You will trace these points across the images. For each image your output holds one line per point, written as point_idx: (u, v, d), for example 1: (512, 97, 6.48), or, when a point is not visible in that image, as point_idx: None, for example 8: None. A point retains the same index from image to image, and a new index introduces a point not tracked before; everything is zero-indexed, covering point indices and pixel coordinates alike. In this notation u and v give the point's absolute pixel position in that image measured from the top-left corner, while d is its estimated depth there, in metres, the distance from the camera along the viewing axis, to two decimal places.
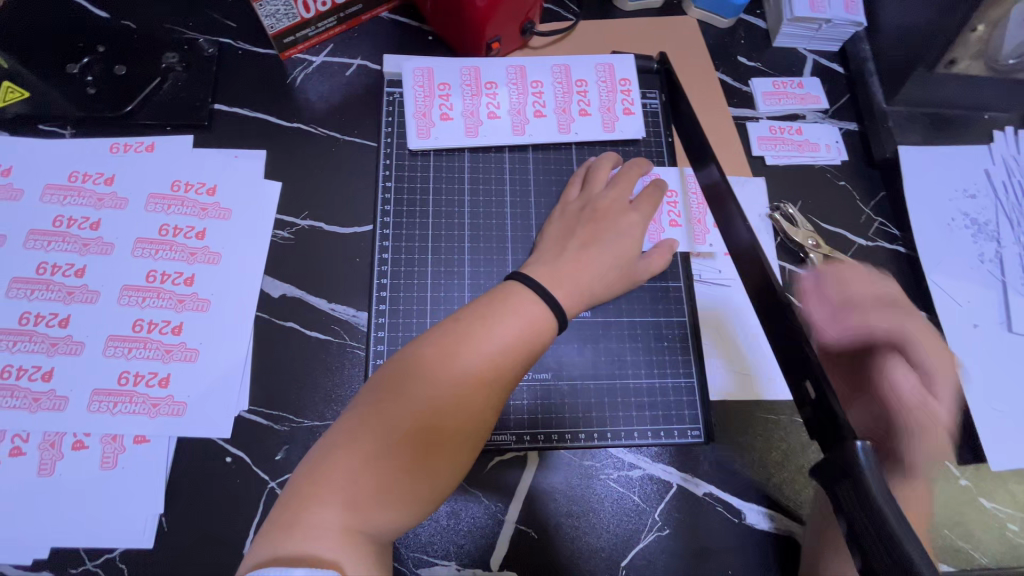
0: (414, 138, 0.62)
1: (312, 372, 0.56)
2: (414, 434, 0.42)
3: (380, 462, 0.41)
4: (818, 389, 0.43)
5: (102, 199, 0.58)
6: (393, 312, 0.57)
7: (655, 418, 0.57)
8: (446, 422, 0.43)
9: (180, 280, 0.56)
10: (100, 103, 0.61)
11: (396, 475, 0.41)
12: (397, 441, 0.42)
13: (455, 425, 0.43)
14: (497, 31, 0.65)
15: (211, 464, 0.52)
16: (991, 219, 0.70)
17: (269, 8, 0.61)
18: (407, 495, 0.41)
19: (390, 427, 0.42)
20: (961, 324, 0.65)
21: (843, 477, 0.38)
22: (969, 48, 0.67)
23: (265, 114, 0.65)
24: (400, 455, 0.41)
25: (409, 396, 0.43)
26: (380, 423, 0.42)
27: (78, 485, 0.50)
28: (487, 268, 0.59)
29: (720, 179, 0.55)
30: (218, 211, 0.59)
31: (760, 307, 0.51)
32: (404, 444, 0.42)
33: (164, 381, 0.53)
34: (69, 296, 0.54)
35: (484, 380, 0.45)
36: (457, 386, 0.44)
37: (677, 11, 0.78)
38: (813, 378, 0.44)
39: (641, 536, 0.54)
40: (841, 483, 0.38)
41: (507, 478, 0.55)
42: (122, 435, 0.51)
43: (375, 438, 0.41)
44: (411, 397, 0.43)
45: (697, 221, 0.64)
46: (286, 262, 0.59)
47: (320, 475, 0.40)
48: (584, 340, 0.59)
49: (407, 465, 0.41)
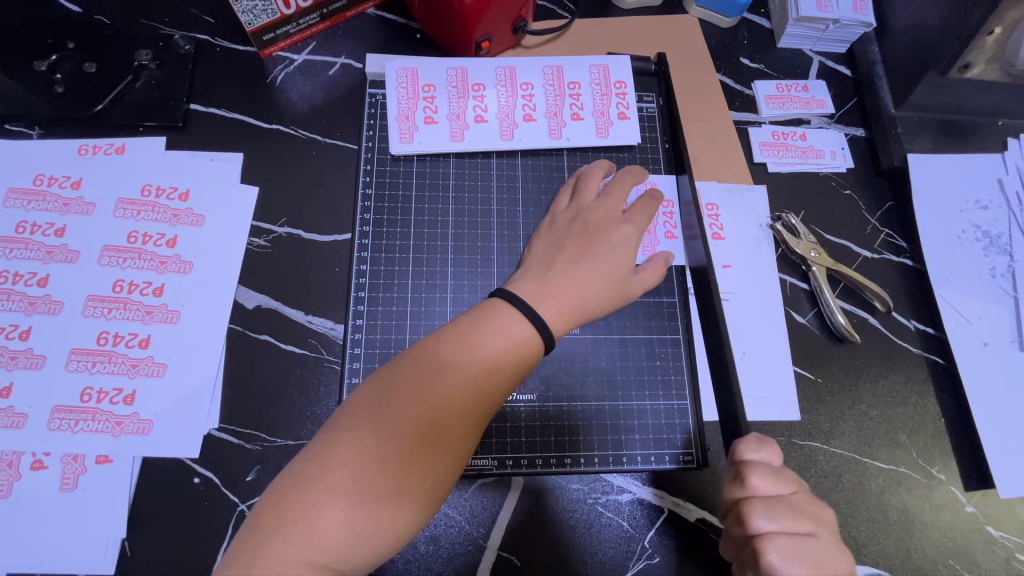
0: (396, 143, 0.59)
1: (286, 389, 0.53)
2: (388, 460, 0.39)
3: (351, 490, 0.38)
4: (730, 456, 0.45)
5: (68, 204, 0.55)
6: (372, 326, 0.54)
7: (645, 440, 0.55)
8: (425, 446, 0.41)
9: (149, 290, 0.54)
10: (69, 103, 0.59)
11: (369, 505, 0.38)
12: (371, 467, 0.39)
13: (432, 451, 0.41)
14: (487, 29, 0.62)
15: (178, 485, 0.50)
16: (1003, 231, 0.66)
17: (246, 3, 0.58)
18: (380, 526, 0.38)
19: (363, 453, 0.39)
20: (970, 343, 0.62)
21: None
22: (985, 51, 0.63)
23: (242, 115, 0.62)
24: (373, 483, 0.39)
25: (385, 418, 0.40)
26: (353, 447, 0.39)
27: (35, 508, 0.47)
28: (472, 281, 0.57)
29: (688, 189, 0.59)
30: (190, 217, 0.56)
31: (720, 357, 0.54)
32: (378, 471, 0.39)
33: (128, 398, 0.50)
34: (31, 306, 0.52)
35: (466, 401, 0.42)
36: (436, 408, 0.41)
37: (677, 9, 0.74)
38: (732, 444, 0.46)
39: (629, 564, 0.51)
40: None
41: (488, 503, 0.52)
42: (83, 455, 0.49)
43: (346, 463, 0.39)
44: (388, 419, 0.40)
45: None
46: (261, 272, 0.56)
47: (287, 504, 0.38)
48: (573, 357, 0.56)
49: (381, 493, 0.39)
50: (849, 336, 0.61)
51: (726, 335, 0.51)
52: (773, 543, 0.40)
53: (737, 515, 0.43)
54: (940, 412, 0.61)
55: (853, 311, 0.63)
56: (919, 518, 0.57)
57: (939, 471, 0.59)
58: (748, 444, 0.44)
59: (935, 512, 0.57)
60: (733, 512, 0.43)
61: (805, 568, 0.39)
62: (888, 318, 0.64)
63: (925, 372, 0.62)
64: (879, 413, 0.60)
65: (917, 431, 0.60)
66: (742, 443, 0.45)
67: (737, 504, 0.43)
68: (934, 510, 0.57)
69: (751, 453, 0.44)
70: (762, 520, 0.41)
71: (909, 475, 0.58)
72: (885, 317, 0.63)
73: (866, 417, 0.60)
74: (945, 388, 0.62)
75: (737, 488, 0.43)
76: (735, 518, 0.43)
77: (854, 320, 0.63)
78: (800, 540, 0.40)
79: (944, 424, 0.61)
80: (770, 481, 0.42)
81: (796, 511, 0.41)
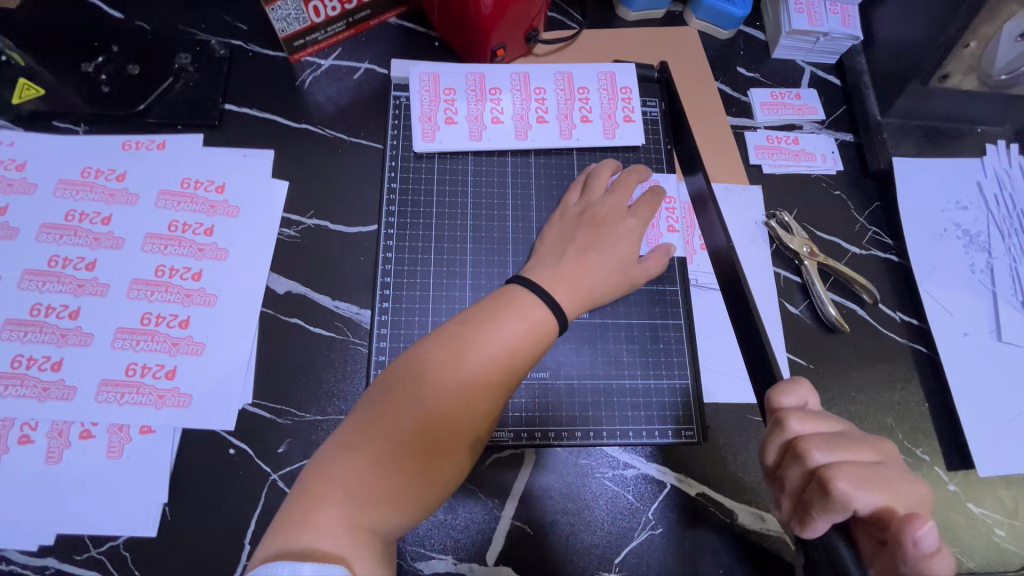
0: (419, 141, 0.63)
1: (315, 368, 0.57)
2: (418, 434, 0.43)
3: (386, 461, 0.42)
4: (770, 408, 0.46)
5: (113, 195, 0.59)
6: (396, 310, 0.58)
7: (649, 418, 0.59)
8: (450, 422, 0.45)
9: (188, 274, 0.58)
10: (114, 102, 0.63)
11: (402, 474, 0.42)
12: (405, 439, 0.43)
13: (460, 425, 0.45)
14: (502, 38, 0.67)
15: (215, 455, 0.53)
16: (982, 230, 0.71)
17: (281, 12, 0.62)
18: (412, 492, 0.42)
19: (394, 427, 0.43)
20: (952, 333, 0.66)
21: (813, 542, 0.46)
22: (963, 62, 0.69)
23: (273, 115, 0.66)
24: (405, 455, 0.43)
25: (414, 396, 0.44)
26: (385, 422, 0.43)
27: (84, 473, 0.51)
28: (488, 269, 0.61)
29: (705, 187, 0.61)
30: (227, 209, 0.61)
31: (745, 344, 0.57)
32: (409, 443, 0.43)
33: (170, 373, 0.54)
34: (79, 288, 0.56)
35: (489, 380, 0.46)
36: (460, 387, 0.45)
37: (678, 21, 0.79)
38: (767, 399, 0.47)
39: (635, 534, 0.55)
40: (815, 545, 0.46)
41: (503, 475, 0.56)
42: (128, 425, 0.52)
43: (381, 436, 0.43)
44: (417, 397, 0.44)
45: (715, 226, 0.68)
46: (292, 260, 0.60)
47: (329, 472, 0.41)
48: (582, 341, 0.60)
49: (412, 462, 0.43)
50: (840, 326, 0.65)
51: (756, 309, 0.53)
52: (842, 472, 0.40)
53: (791, 455, 0.43)
54: (924, 398, 0.65)
55: (842, 303, 0.68)
56: None
57: (924, 452, 0.63)
58: (781, 390, 0.46)
59: None
60: (788, 456, 0.43)
61: (875, 492, 0.39)
62: (875, 309, 0.68)
63: (910, 360, 0.66)
64: (867, 398, 0.64)
65: (902, 415, 0.64)
66: (777, 389, 0.46)
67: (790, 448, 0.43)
68: None
69: (787, 397, 0.46)
70: (819, 453, 0.42)
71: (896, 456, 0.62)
72: (873, 309, 0.68)
73: (855, 401, 0.64)
74: (928, 375, 0.66)
75: (782, 431, 0.44)
76: (793, 459, 0.43)
77: (843, 311, 0.67)
78: (865, 468, 0.41)
79: (928, 409, 0.65)
80: (811, 420, 0.44)
81: (846, 442, 0.43)
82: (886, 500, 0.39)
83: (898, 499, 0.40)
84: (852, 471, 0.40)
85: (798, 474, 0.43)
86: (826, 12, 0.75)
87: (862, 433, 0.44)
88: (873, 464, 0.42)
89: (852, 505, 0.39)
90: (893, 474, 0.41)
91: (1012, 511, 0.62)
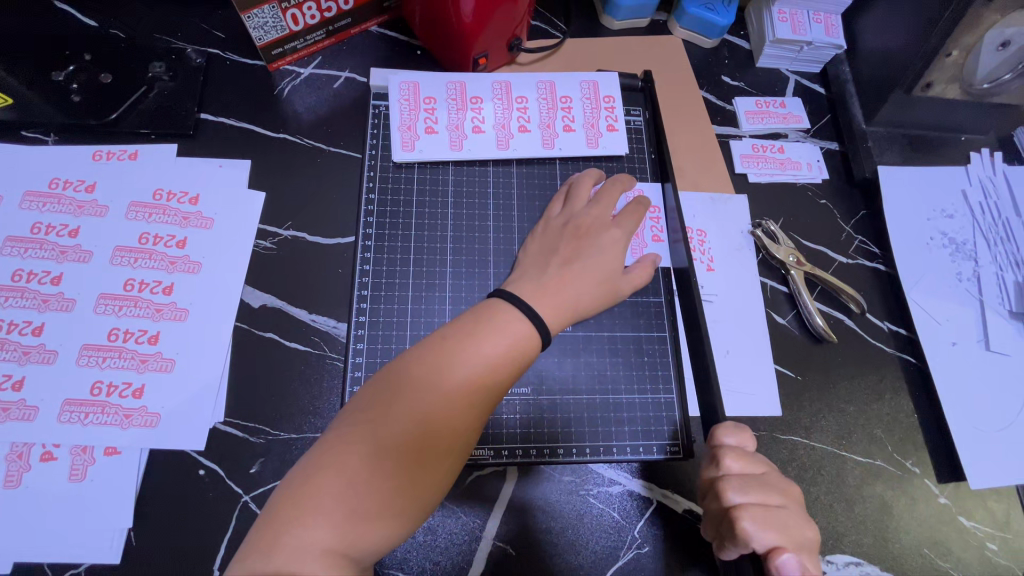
0: (399, 151, 0.62)
1: (290, 384, 0.55)
2: (398, 452, 0.42)
3: (364, 480, 0.40)
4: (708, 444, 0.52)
5: (82, 206, 0.57)
6: (373, 323, 0.57)
7: (634, 433, 0.57)
8: (431, 439, 0.43)
9: (159, 289, 0.56)
10: (85, 111, 0.61)
11: (381, 493, 0.40)
12: (383, 457, 0.41)
13: (440, 442, 0.43)
14: (485, 47, 0.66)
15: (183, 477, 0.51)
16: (967, 238, 0.71)
17: (257, 20, 0.61)
18: (391, 513, 0.41)
19: (372, 446, 0.41)
20: (940, 343, 0.65)
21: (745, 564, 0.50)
22: (945, 71, 0.69)
23: (250, 124, 0.65)
24: (384, 475, 0.41)
25: (394, 412, 0.43)
26: (362, 441, 0.41)
27: (44, 497, 0.49)
28: (469, 281, 0.60)
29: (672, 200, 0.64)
30: (200, 220, 0.59)
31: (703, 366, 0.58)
32: (389, 462, 0.41)
33: (137, 392, 0.52)
34: (44, 304, 0.54)
35: (471, 394, 0.45)
36: (442, 403, 0.44)
37: (662, 30, 0.79)
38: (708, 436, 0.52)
39: (621, 553, 0.54)
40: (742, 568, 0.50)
41: (485, 494, 0.54)
42: (92, 447, 0.50)
43: (358, 454, 0.41)
44: (397, 413, 0.43)
45: (704, 254, 0.67)
46: (267, 273, 0.59)
47: (304, 494, 0.39)
48: (565, 354, 0.59)
49: (392, 482, 0.41)
50: (827, 336, 0.64)
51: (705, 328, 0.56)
52: (747, 513, 0.46)
53: (713, 490, 0.49)
54: (913, 409, 0.64)
55: (830, 313, 0.67)
56: (896, 510, 0.60)
57: (914, 464, 0.62)
58: (724, 430, 0.50)
59: (910, 504, 0.60)
60: (710, 490, 0.49)
61: (773, 533, 0.46)
62: (863, 319, 0.67)
63: (898, 370, 0.66)
64: (855, 409, 0.63)
65: (891, 427, 0.63)
66: (719, 428, 0.51)
67: (713, 483, 0.49)
68: (909, 502, 0.60)
69: (726, 436, 0.50)
70: (735, 493, 0.47)
71: (885, 468, 0.61)
72: (861, 319, 0.67)
73: (843, 412, 0.63)
74: (917, 386, 0.65)
75: (713, 469, 0.49)
76: (713, 495, 0.49)
77: (831, 321, 0.67)
78: (770, 511, 0.47)
79: (917, 420, 0.64)
80: (739, 462, 0.49)
81: (763, 483, 0.48)
82: (781, 540, 0.46)
83: (791, 541, 0.46)
84: (756, 514, 0.46)
85: (716, 508, 0.49)
86: (810, 21, 0.75)
87: (777, 476, 0.50)
88: (777, 506, 0.47)
89: (752, 542, 0.45)
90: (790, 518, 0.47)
91: (1003, 523, 0.61)
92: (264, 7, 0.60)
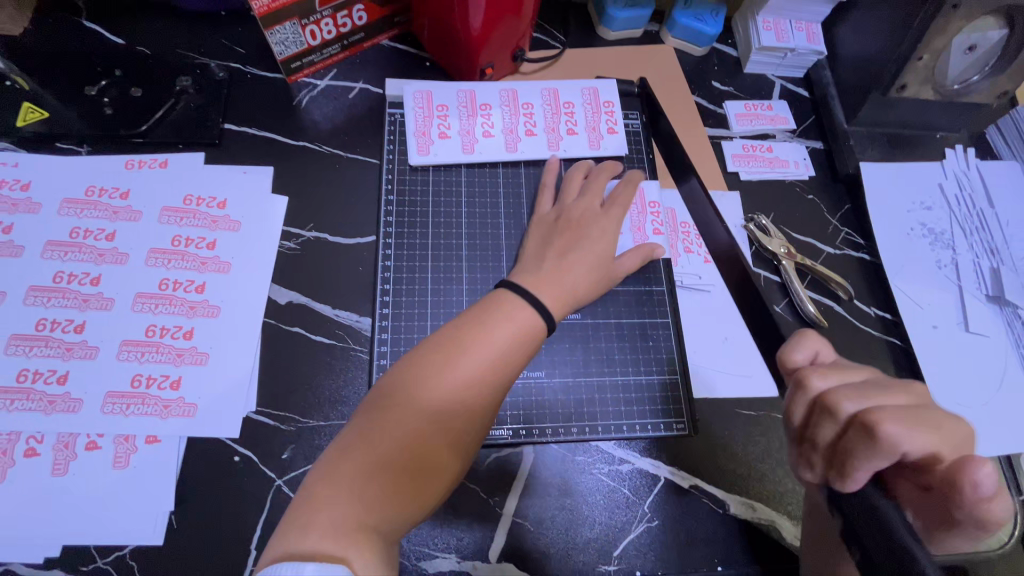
0: (414, 155, 0.66)
1: (317, 374, 0.59)
2: (412, 440, 0.45)
3: (383, 467, 0.43)
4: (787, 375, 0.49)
5: (117, 212, 0.61)
6: (396, 317, 0.61)
7: (642, 414, 0.61)
8: (442, 429, 0.46)
9: (192, 287, 0.59)
10: (117, 123, 0.65)
11: (398, 478, 0.44)
12: (404, 443, 0.45)
13: (456, 425, 0.47)
14: (491, 57, 0.71)
15: (220, 463, 0.54)
16: (946, 229, 0.76)
17: (279, 36, 0.65)
18: (407, 496, 0.44)
19: (389, 435, 0.45)
20: (921, 325, 0.70)
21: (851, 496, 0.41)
22: (918, 73, 0.73)
23: (273, 133, 0.69)
24: (400, 461, 0.44)
25: (407, 405, 0.46)
26: (379, 432, 0.45)
27: (90, 484, 0.51)
28: (484, 274, 0.63)
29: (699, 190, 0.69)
30: (229, 223, 0.63)
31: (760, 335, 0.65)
32: (404, 449, 0.44)
33: (175, 384, 0.55)
34: (85, 303, 0.57)
35: (482, 381, 0.48)
36: (452, 394, 0.47)
37: (655, 39, 0.84)
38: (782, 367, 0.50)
39: (632, 527, 0.57)
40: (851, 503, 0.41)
41: (505, 473, 0.58)
42: (134, 436, 0.53)
43: (376, 444, 0.44)
44: (410, 405, 0.46)
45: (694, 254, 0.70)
46: (292, 271, 0.62)
47: (326, 478, 0.43)
48: (574, 342, 0.63)
49: (407, 468, 0.44)
50: (818, 321, 0.68)
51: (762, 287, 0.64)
52: (880, 414, 0.41)
53: (823, 410, 0.44)
54: None
55: (820, 300, 0.71)
56: None
57: None
58: (794, 346, 0.49)
59: None
60: (818, 412, 0.45)
61: (923, 436, 0.40)
62: (852, 305, 0.72)
63: (886, 352, 0.70)
64: None
65: None
66: (787, 347, 0.50)
67: (820, 401, 0.45)
68: None
69: (798, 353, 0.49)
70: (849, 402, 0.43)
71: None
72: (849, 305, 0.71)
73: None
74: (903, 366, 0.70)
75: (804, 392, 0.46)
76: (825, 413, 0.44)
77: (821, 307, 0.71)
78: (908, 411, 0.42)
79: None
80: (834, 374, 0.46)
81: (877, 390, 0.44)
82: (932, 440, 0.40)
83: (944, 441, 0.41)
84: (897, 410, 0.41)
85: (831, 429, 0.44)
86: (792, 29, 0.80)
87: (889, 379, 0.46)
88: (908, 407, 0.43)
89: (900, 447, 0.40)
90: (934, 415, 0.42)
91: None
92: (285, 23, 0.64)
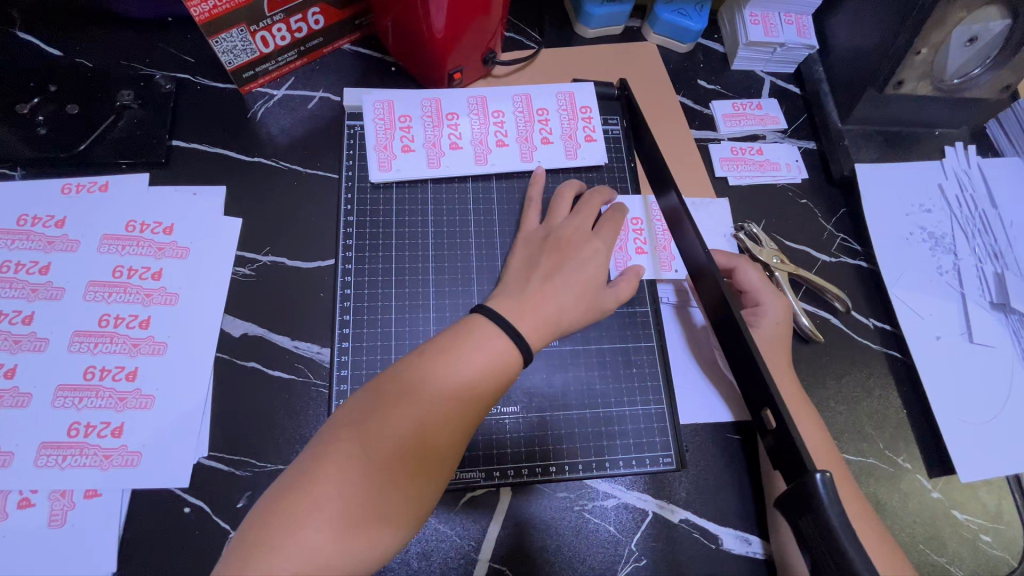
0: (375, 171, 0.61)
1: (273, 414, 0.54)
2: (399, 453, 0.40)
3: (368, 480, 0.39)
4: (776, 416, 0.44)
5: (52, 242, 0.56)
6: (357, 349, 0.56)
7: (627, 447, 0.57)
8: (435, 437, 0.41)
9: (135, 323, 0.54)
10: (52, 143, 0.60)
11: (384, 494, 0.39)
12: (370, 472, 0.39)
13: (433, 450, 0.41)
14: (459, 61, 0.66)
15: (169, 515, 0.50)
16: (946, 232, 0.72)
17: (226, 44, 0.60)
18: (392, 513, 0.39)
19: (375, 446, 0.40)
20: (924, 337, 0.66)
21: (804, 512, 0.38)
22: (915, 69, 0.69)
23: (225, 149, 0.64)
24: (387, 473, 0.39)
25: (377, 425, 0.40)
26: (363, 442, 0.40)
27: (22, 546, 0.47)
28: (453, 300, 0.59)
29: (677, 203, 0.55)
30: (176, 250, 0.58)
31: (744, 377, 0.50)
32: (392, 461, 0.40)
33: (116, 431, 0.51)
34: (16, 344, 0.52)
35: (464, 400, 0.43)
36: (445, 400, 0.42)
37: (637, 36, 0.79)
38: (772, 405, 0.45)
39: (618, 568, 0.53)
40: (803, 516, 0.39)
41: (479, 515, 0.54)
42: (71, 490, 0.49)
43: (359, 454, 0.39)
44: (399, 413, 0.41)
45: (663, 247, 0.64)
46: (247, 300, 0.58)
47: (296, 497, 0.37)
48: (553, 368, 0.58)
49: (385, 493, 0.39)
50: (813, 336, 0.64)
51: (752, 340, 0.46)
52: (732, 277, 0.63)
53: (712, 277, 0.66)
54: (901, 405, 0.64)
55: (816, 312, 0.67)
56: (890, 507, 0.60)
57: (905, 460, 0.62)
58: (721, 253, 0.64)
59: (903, 499, 0.60)
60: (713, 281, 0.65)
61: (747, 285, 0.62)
62: (849, 317, 0.68)
63: (885, 367, 0.66)
64: (845, 407, 0.63)
65: (881, 424, 0.63)
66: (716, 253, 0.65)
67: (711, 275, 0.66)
68: (902, 498, 0.60)
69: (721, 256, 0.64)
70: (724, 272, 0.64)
71: (878, 466, 0.61)
72: (846, 317, 0.67)
73: (834, 412, 0.63)
74: (904, 382, 0.66)
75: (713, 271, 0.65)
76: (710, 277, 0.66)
77: (817, 320, 0.67)
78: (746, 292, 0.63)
79: (906, 416, 0.64)
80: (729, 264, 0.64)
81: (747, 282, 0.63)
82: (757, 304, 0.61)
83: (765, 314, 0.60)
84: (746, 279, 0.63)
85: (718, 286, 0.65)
86: (781, 23, 0.76)
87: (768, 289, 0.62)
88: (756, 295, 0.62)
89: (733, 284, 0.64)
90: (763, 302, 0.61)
91: (996, 515, 0.61)
92: (232, 30, 0.59)
